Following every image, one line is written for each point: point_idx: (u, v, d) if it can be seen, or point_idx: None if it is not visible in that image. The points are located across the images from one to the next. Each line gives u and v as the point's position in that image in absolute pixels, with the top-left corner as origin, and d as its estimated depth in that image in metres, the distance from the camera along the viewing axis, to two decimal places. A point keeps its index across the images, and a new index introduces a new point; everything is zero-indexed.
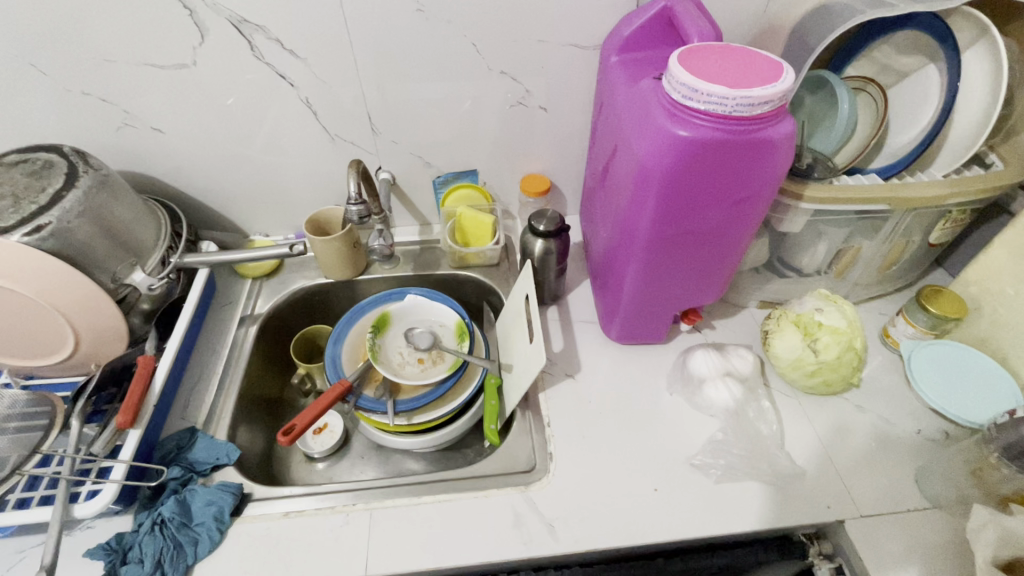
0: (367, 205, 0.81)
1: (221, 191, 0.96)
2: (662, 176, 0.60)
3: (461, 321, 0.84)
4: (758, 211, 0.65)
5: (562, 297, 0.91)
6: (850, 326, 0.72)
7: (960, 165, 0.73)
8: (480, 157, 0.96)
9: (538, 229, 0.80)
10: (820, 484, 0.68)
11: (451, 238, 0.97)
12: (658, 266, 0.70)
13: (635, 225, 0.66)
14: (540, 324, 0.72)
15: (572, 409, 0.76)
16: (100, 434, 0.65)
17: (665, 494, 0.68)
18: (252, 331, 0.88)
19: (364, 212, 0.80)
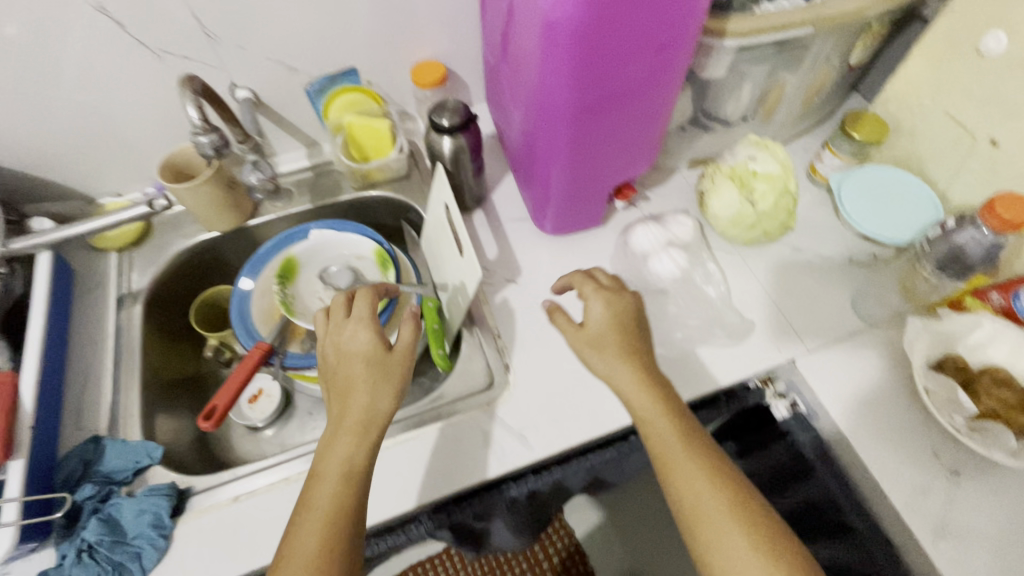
0: (220, 133, 0.67)
1: (34, 152, 0.75)
2: (574, 30, 0.49)
3: (381, 248, 0.74)
4: (683, 56, 0.57)
5: (487, 198, 0.82)
6: (783, 169, 0.69)
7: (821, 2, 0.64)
8: (354, 50, 0.79)
9: (442, 125, 0.68)
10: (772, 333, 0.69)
11: (347, 155, 0.83)
12: (585, 142, 0.62)
13: (551, 98, 0.57)
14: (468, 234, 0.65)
15: (520, 316, 0.72)
16: None
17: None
18: (137, 311, 0.74)
19: (219, 141, 0.67)
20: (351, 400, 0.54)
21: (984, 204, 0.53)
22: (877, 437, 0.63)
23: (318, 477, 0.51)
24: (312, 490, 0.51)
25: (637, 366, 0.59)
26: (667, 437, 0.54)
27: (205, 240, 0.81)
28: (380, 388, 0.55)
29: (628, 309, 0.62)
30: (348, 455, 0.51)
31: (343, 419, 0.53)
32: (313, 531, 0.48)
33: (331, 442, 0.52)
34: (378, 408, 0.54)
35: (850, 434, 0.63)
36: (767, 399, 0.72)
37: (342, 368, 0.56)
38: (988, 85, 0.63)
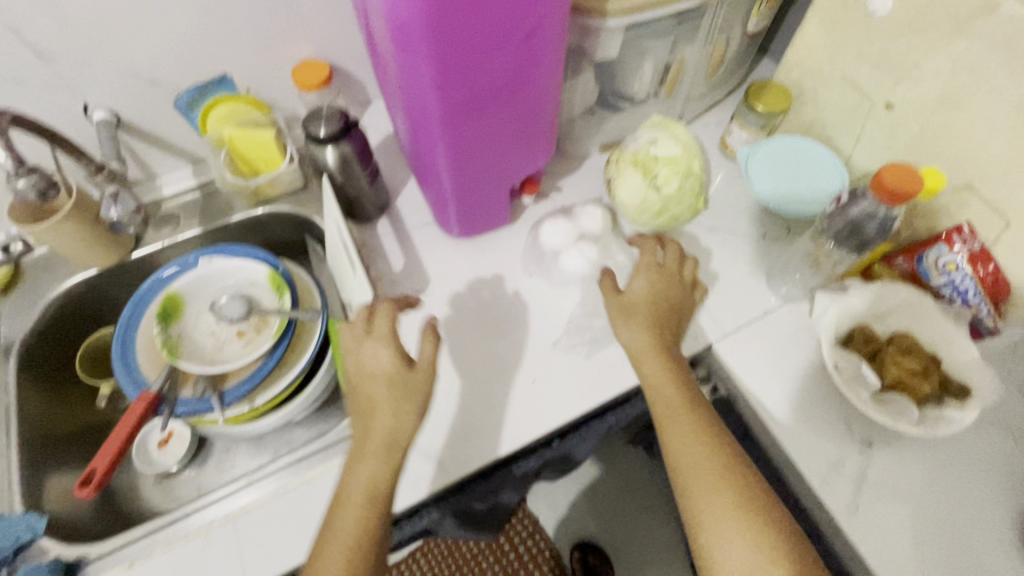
0: (41, 173, 0.61)
1: None
2: (421, 25, 0.43)
3: (274, 272, 0.69)
4: (555, 41, 0.52)
5: (390, 205, 0.77)
6: (685, 150, 0.66)
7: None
8: (221, 55, 0.71)
9: (319, 135, 0.63)
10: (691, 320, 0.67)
11: (232, 170, 0.76)
12: (470, 142, 0.57)
13: (418, 97, 0.51)
14: (357, 251, 0.62)
15: (432, 328, 0.69)
16: None
17: (545, 383, 0.64)
18: (9, 369, 0.68)
19: (39, 182, 0.61)
20: (373, 421, 0.52)
21: (874, 177, 0.51)
22: (793, 416, 0.63)
23: (344, 497, 0.51)
24: (340, 508, 0.51)
25: (663, 359, 0.59)
26: (677, 418, 0.56)
27: (84, 281, 0.73)
28: (404, 407, 0.53)
29: (654, 295, 0.63)
30: (371, 480, 0.50)
31: (368, 440, 0.52)
32: (339, 550, 0.48)
33: (357, 465, 0.51)
34: (403, 431, 0.52)
35: (766, 415, 0.63)
36: None
37: (365, 387, 0.54)
38: (877, 47, 0.61)
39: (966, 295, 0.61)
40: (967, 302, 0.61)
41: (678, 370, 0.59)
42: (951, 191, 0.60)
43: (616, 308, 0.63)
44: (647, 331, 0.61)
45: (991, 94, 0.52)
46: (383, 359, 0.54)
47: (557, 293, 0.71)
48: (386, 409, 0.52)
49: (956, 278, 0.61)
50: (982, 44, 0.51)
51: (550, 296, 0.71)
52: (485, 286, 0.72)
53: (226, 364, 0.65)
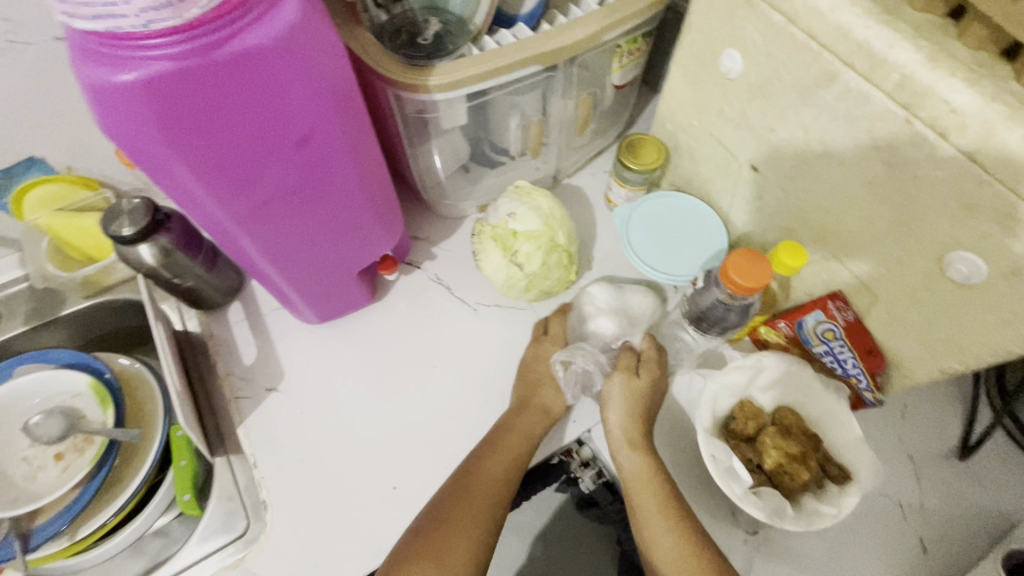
0: None
1: None
2: (152, 152, 0.36)
3: (98, 381, 0.61)
4: (350, 137, 0.45)
5: (243, 286, 0.70)
6: (547, 223, 0.61)
7: (529, 48, 0.55)
8: (26, 138, 0.63)
9: (124, 235, 0.55)
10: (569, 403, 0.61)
11: (57, 261, 0.68)
12: (280, 243, 0.50)
13: (194, 211, 0.44)
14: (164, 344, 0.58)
15: (284, 433, 0.62)
16: None
17: None
18: None
19: None
20: (541, 387, 0.61)
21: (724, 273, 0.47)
22: None
23: (480, 471, 0.55)
24: (480, 473, 0.54)
25: (645, 449, 0.55)
26: (651, 510, 0.52)
27: None
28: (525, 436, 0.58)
29: (647, 390, 0.59)
30: (530, 429, 0.58)
31: (529, 402, 0.60)
32: (472, 511, 0.51)
33: (507, 438, 0.57)
34: (555, 404, 0.61)
35: None
36: (574, 470, 0.65)
37: (532, 363, 0.63)
38: (736, 108, 0.56)
39: (845, 365, 0.58)
40: (847, 372, 0.58)
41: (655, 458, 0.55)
42: (819, 257, 0.56)
43: (625, 391, 0.58)
44: (624, 423, 0.57)
45: (842, 166, 0.49)
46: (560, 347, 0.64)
47: (425, 380, 0.65)
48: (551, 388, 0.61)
49: (834, 346, 0.57)
50: (829, 114, 0.47)
51: (417, 384, 0.65)
52: (347, 379, 0.65)
53: (37, 498, 0.57)
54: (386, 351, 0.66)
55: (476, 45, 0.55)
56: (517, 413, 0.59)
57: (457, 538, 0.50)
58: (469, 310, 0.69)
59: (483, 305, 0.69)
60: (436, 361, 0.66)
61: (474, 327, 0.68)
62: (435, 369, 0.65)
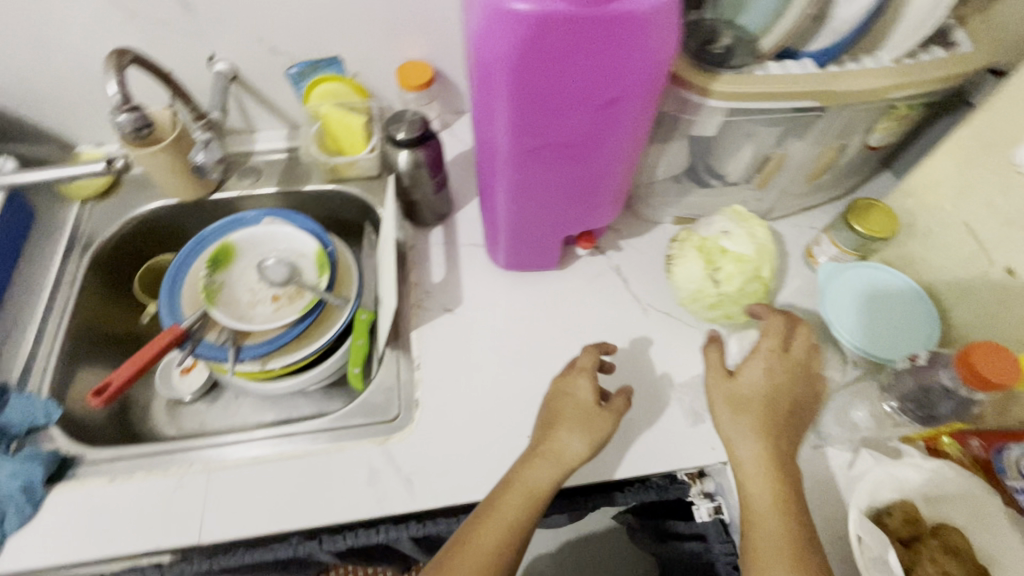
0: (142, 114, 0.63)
1: (12, 90, 0.73)
2: (501, 75, 0.43)
3: (323, 251, 0.72)
4: (640, 113, 0.49)
5: (449, 216, 0.77)
6: (758, 252, 0.61)
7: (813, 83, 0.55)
8: (340, 40, 0.76)
9: (397, 138, 0.64)
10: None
11: (318, 144, 0.80)
12: (532, 184, 0.56)
13: (489, 133, 0.51)
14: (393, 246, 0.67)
15: (445, 351, 0.68)
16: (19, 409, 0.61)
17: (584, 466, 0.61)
18: (83, 263, 0.74)
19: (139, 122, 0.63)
20: (556, 431, 0.57)
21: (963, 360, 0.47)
22: None
23: (474, 537, 0.51)
24: (468, 544, 0.50)
25: (778, 480, 0.51)
26: (774, 549, 0.48)
27: (161, 207, 0.79)
28: (523, 502, 0.53)
29: (758, 392, 0.54)
30: (537, 483, 0.54)
31: (543, 448, 0.56)
32: None
33: (498, 510, 0.52)
34: (573, 451, 0.56)
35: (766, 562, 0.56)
36: (691, 495, 0.63)
37: (554, 403, 0.59)
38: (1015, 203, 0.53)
39: None
40: None
41: (788, 467, 0.52)
42: None
43: (725, 395, 0.55)
44: (752, 438, 0.52)
45: None
46: (588, 389, 0.59)
47: (579, 355, 0.68)
48: (572, 431, 0.56)
49: None
50: None
51: (570, 356, 0.68)
52: (510, 327, 0.70)
53: (254, 324, 0.68)
54: (551, 316, 0.71)
55: (760, 66, 0.57)
56: (520, 464, 0.55)
57: None
58: (639, 310, 0.71)
59: (654, 309, 0.71)
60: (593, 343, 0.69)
61: (639, 325, 0.70)
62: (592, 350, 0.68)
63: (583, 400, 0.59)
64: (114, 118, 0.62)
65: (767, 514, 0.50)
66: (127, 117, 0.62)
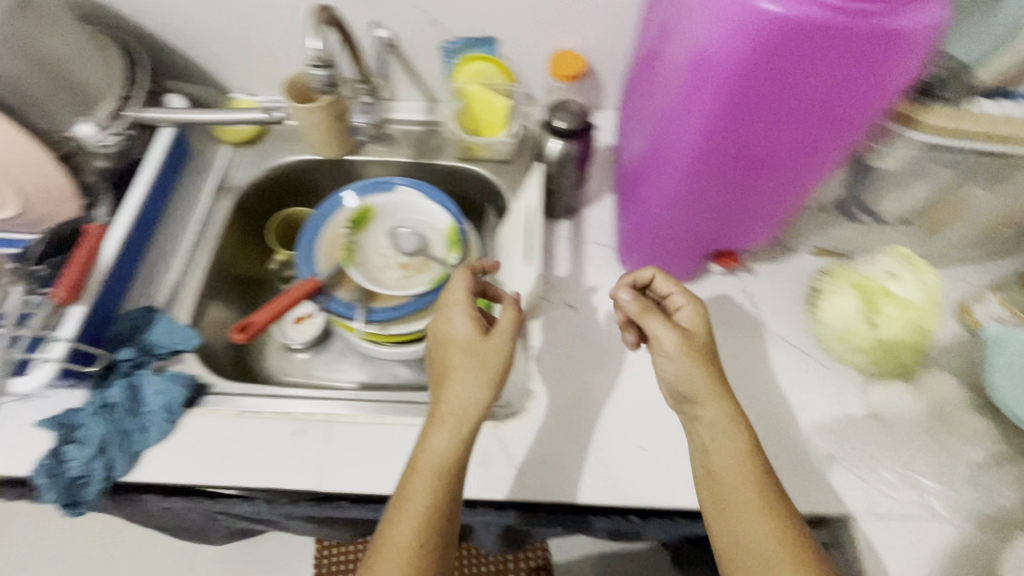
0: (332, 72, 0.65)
1: (188, 31, 0.77)
2: (721, 76, 0.42)
3: (456, 227, 0.72)
4: (845, 137, 0.48)
5: (579, 212, 0.76)
6: (926, 301, 0.59)
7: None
8: (501, 21, 0.75)
9: (558, 127, 0.64)
10: (845, 483, 0.57)
11: (458, 122, 0.80)
12: (699, 194, 0.55)
13: (674, 134, 0.50)
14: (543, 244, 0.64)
15: (562, 346, 0.67)
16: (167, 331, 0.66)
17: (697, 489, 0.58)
18: (227, 203, 0.78)
19: (328, 80, 0.66)
20: (449, 386, 0.52)
21: None
22: None
23: (388, 534, 0.47)
24: (382, 547, 0.47)
25: (735, 414, 0.50)
26: (749, 505, 0.47)
27: (301, 160, 0.83)
28: (435, 474, 0.49)
29: (705, 346, 0.54)
30: (441, 458, 0.49)
31: (439, 411, 0.51)
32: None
33: (410, 487, 0.48)
34: (470, 398, 0.51)
35: None
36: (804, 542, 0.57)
37: (442, 353, 0.55)
38: None
39: None
40: None
41: (734, 427, 0.50)
42: None
43: (680, 345, 0.53)
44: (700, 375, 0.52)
45: None
46: (465, 322, 0.55)
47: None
48: (462, 376, 0.52)
49: None
50: None
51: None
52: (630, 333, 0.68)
53: (384, 287, 0.69)
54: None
55: (973, 103, 0.54)
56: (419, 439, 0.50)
57: None
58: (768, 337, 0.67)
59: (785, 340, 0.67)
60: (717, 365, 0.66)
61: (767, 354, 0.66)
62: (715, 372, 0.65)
63: (465, 338, 0.55)
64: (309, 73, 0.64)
65: (735, 462, 0.48)
66: (324, 73, 0.64)
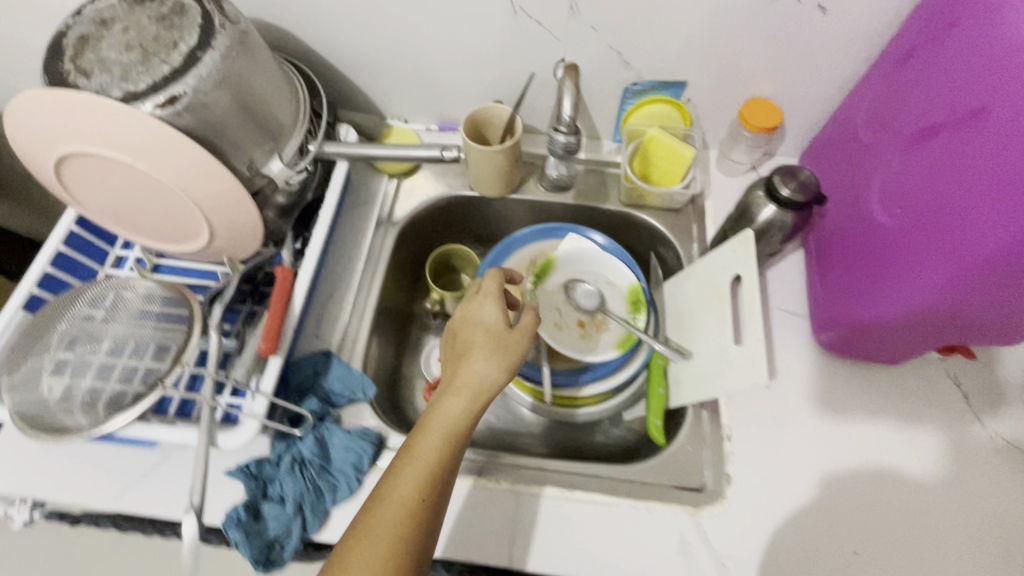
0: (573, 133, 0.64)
1: (361, 58, 0.74)
2: None
3: (637, 286, 0.70)
4: None
5: (761, 274, 0.73)
6: None
7: None
8: (698, 67, 0.70)
9: (779, 194, 0.58)
10: None
11: (631, 165, 0.76)
12: (975, 300, 0.48)
13: (986, 236, 0.44)
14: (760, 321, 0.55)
15: (757, 427, 0.63)
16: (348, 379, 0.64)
17: None
18: (390, 240, 0.76)
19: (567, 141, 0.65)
20: (467, 361, 0.52)
21: None
22: None
23: (386, 493, 0.44)
24: (376, 507, 0.43)
25: None
26: None
27: (460, 197, 0.81)
28: (443, 439, 0.48)
29: None
30: (450, 423, 0.49)
31: (457, 381, 0.51)
32: (380, 545, 0.42)
33: (408, 460, 0.46)
34: (486, 377, 0.51)
35: None
36: None
37: (460, 331, 0.56)
38: None
39: None
40: None
41: None
42: None
43: None
44: None
45: None
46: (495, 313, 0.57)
47: (906, 471, 0.61)
48: (483, 355, 0.53)
49: None
50: None
51: (894, 466, 0.62)
52: (825, 416, 0.64)
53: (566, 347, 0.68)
54: (871, 414, 0.64)
55: None
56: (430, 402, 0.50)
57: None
58: (974, 434, 0.64)
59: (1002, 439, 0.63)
60: (921, 459, 0.62)
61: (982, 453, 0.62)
62: (921, 469, 0.61)
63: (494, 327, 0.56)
64: (552, 138, 0.65)
65: None
66: (566, 140, 0.64)
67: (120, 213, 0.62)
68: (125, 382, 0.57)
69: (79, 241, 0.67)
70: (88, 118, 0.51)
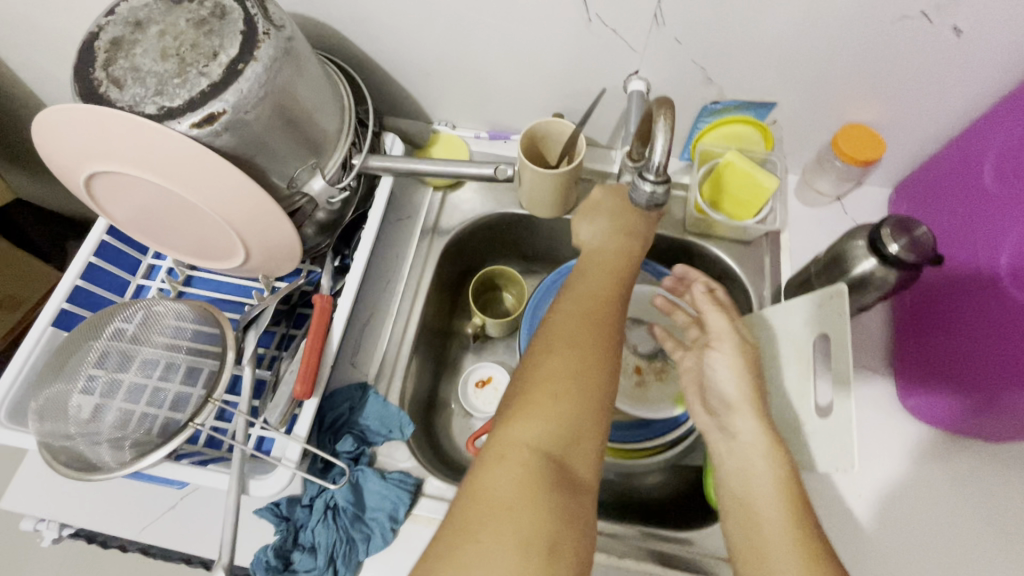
0: (666, 186, 0.49)
1: (413, 60, 0.67)
2: None
3: None
4: None
5: None
6: None
7: None
8: (791, 87, 0.61)
9: (884, 249, 0.51)
10: None
11: (701, 191, 0.68)
12: None
13: None
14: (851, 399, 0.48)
15: (829, 494, 0.58)
16: (386, 415, 0.60)
17: None
18: (432, 261, 0.71)
19: (655, 196, 0.50)
20: (631, 215, 0.58)
21: None
22: None
23: (577, 294, 0.50)
24: (574, 302, 0.49)
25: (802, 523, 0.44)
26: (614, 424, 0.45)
27: (509, 214, 0.75)
28: (619, 257, 0.55)
29: None
30: (627, 247, 0.55)
31: (623, 226, 0.57)
32: (589, 329, 0.46)
33: (591, 277, 0.52)
34: (653, 227, 0.58)
35: None
36: None
37: (609, 193, 0.60)
38: None
39: None
40: None
41: None
42: None
43: None
44: None
45: None
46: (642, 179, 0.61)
47: (992, 561, 0.55)
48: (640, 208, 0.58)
49: None
50: None
51: (980, 553, 0.56)
52: (905, 487, 0.59)
53: (623, 398, 0.64)
54: (958, 491, 0.59)
55: None
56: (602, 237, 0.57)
57: (562, 363, 0.44)
58: None
59: None
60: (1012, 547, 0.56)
61: None
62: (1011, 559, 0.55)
63: None
64: (636, 184, 0.50)
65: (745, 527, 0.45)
66: (653, 190, 0.49)
67: (153, 227, 0.58)
68: (150, 416, 0.53)
69: (110, 250, 0.64)
70: (120, 135, 0.46)
